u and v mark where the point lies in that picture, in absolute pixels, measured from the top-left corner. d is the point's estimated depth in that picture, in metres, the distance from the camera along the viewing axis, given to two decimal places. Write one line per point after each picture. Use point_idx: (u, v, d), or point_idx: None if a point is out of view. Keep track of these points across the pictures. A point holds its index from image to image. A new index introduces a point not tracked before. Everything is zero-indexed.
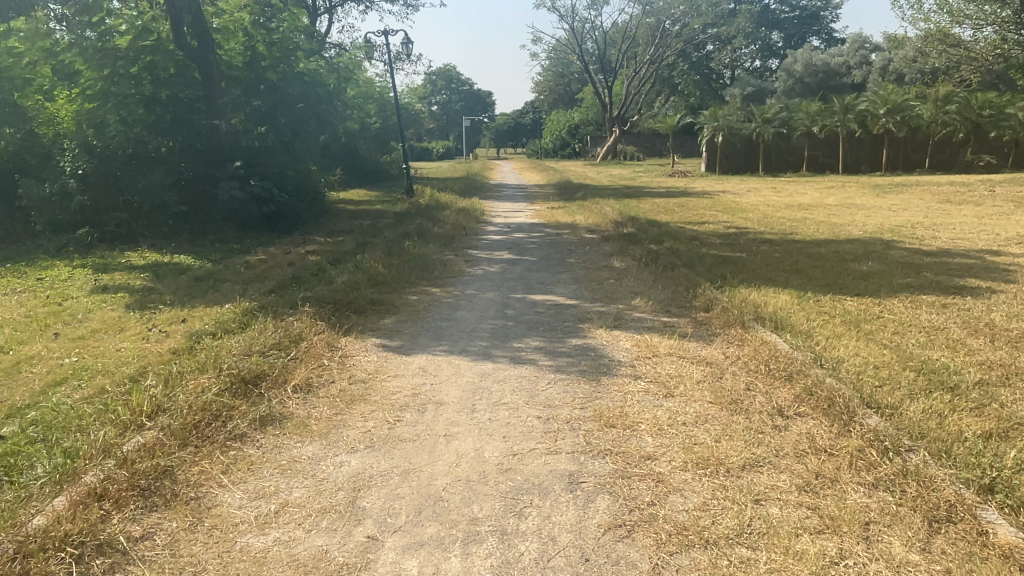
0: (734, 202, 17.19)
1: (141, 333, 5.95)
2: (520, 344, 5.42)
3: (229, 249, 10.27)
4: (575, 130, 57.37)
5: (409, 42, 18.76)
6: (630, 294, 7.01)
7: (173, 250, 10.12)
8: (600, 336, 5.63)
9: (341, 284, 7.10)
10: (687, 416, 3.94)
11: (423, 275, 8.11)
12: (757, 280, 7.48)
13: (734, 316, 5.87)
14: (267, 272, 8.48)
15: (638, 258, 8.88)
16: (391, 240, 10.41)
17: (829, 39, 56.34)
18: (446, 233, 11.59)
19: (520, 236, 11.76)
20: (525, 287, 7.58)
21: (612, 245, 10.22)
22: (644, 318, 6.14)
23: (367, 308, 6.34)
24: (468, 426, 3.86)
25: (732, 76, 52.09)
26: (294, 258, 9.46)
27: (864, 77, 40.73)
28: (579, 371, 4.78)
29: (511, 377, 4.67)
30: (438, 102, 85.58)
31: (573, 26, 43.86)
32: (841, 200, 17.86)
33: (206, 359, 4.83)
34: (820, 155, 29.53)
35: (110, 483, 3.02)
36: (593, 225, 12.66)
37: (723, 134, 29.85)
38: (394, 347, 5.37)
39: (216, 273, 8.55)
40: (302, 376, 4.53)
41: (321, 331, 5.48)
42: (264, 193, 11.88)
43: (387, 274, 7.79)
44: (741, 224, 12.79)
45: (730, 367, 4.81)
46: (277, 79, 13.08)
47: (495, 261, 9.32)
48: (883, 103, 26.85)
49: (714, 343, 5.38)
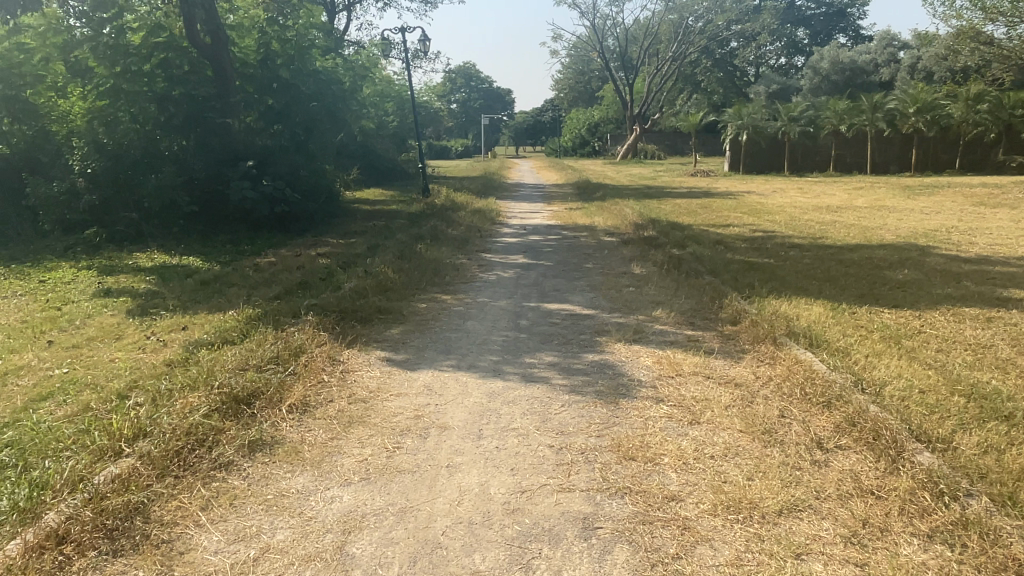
0: (759, 203, 16.73)
1: (137, 342, 5.69)
2: (533, 359, 5.07)
3: (238, 250, 10.03)
4: (594, 129, 56.85)
5: (427, 39, 18.46)
6: (651, 304, 6.64)
7: (181, 251, 9.90)
8: (618, 352, 5.27)
9: (348, 291, 6.80)
10: (715, 449, 3.58)
11: (434, 280, 7.79)
12: (786, 289, 7.08)
13: (764, 331, 5.48)
14: (274, 276, 8.23)
15: (659, 264, 8.50)
16: (404, 243, 10.11)
17: (856, 37, 55.09)
18: (460, 236, 11.26)
19: (537, 238, 11.41)
20: (539, 295, 7.23)
21: (632, 249, 9.84)
22: (666, 332, 5.76)
23: (373, 318, 6.03)
24: (473, 457, 3.52)
25: (756, 74, 51.22)
26: (303, 261, 9.20)
27: (892, 76, 39.79)
28: (595, 392, 4.43)
29: (522, 398, 4.33)
30: (458, 100, 85.43)
31: (594, 22, 43.36)
32: (871, 201, 17.27)
33: (199, 373, 4.54)
34: (847, 155, 28.88)
35: (73, 524, 2.75)
36: (612, 227, 12.27)
37: (748, 133, 29.43)
38: (399, 361, 5.05)
39: (223, 276, 8.31)
40: (298, 395, 4.22)
41: (323, 344, 5.17)
42: (276, 193, 11.64)
43: (396, 280, 7.48)
44: (767, 227, 12.34)
45: (763, 390, 4.43)
46: (290, 76, 12.80)
47: (510, 266, 8.98)
48: (912, 102, 26.10)
49: (743, 361, 5.00)
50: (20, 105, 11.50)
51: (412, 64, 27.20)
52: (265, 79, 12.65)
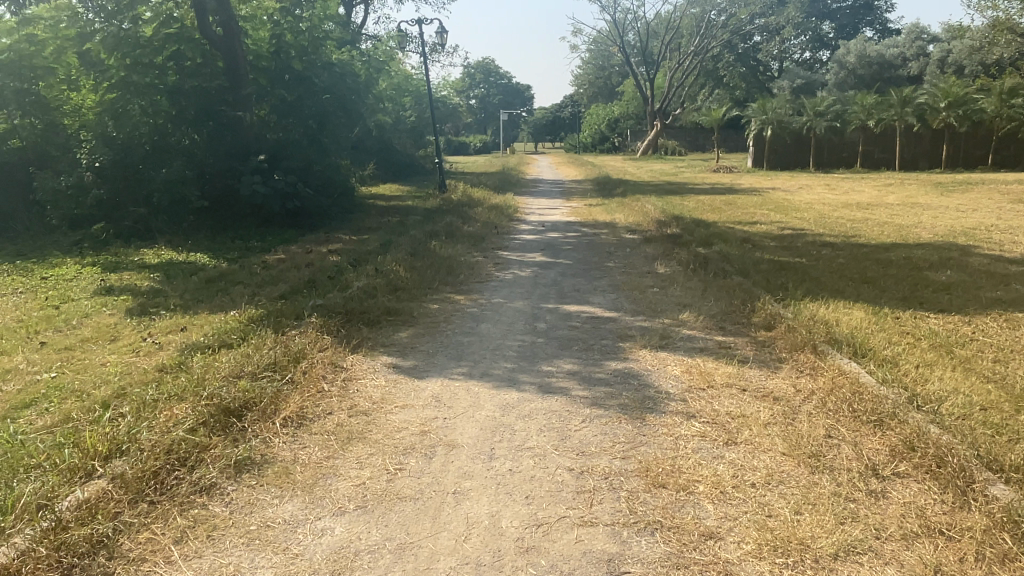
0: (786, 200, 16.18)
1: (133, 344, 5.38)
2: (550, 367, 4.69)
3: (247, 246, 9.75)
4: (614, 125, 56.20)
5: (444, 31, 18.09)
6: (677, 307, 6.23)
7: (189, 247, 9.64)
8: (644, 359, 4.87)
9: (356, 291, 6.46)
10: (756, 476, 3.18)
11: (447, 279, 7.43)
12: (822, 292, 6.63)
13: (802, 339, 5.05)
14: (282, 274, 7.91)
15: (684, 263, 8.08)
16: (417, 240, 9.76)
17: (883, 30, 53.80)
18: (476, 232, 10.90)
19: (555, 236, 11.00)
20: (558, 296, 6.84)
21: (655, 247, 9.40)
22: (694, 338, 5.35)
23: (380, 320, 5.67)
24: (482, 482, 3.14)
25: (780, 68, 50.26)
26: (313, 258, 8.88)
27: (921, 69, 38.74)
28: (619, 405, 4.03)
29: (539, 411, 3.95)
30: (477, 96, 85.12)
31: (615, 17, 42.74)
32: (903, 198, 16.63)
33: (190, 379, 4.21)
34: (876, 151, 28.13)
35: (26, 561, 2.43)
36: (634, 225, 11.83)
37: (772, 128, 28.99)
38: (407, 368, 4.68)
39: (229, 274, 8.01)
40: (295, 406, 3.87)
41: (325, 349, 4.82)
42: (288, 188, 11.35)
43: (408, 279, 7.12)
44: (796, 224, 11.83)
45: (805, 406, 4.01)
46: (303, 69, 12.47)
47: (528, 264, 8.59)
48: (943, 97, 25.29)
49: (780, 372, 4.58)
50: (31, 98, 11.31)
51: (430, 58, 26.84)
52: (277, 71, 12.33)
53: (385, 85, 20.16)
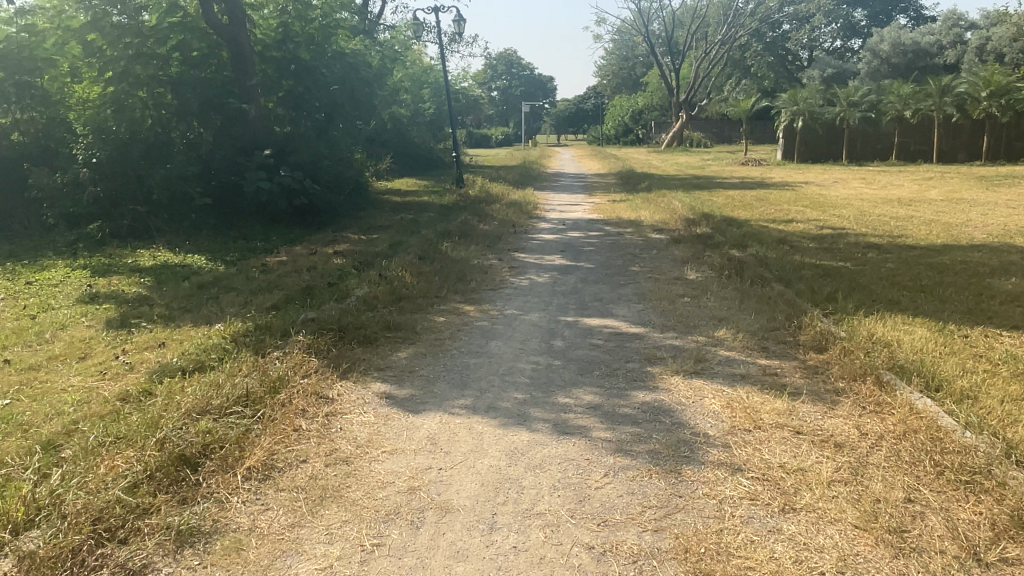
0: (821, 195, 15.35)
1: (102, 365, 4.83)
2: (568, 400, 4.03)
3: (249, 247, 9.20)
4: (638, 116, 55.20)
5: (462, 20, 17.44)
6: (712, 321, 5.54)
7: (187, 248, 9.11)
8: (676, 390, 4.19)
9: (355, 302, 5.86)
10: (824, 563, 2.52)
11: (457, 286, 6.81)
12: (875, 304, 5.90)
13: (861, 364, 4.34)
14: (280, 279, 7.34)
15: (717, 269, 7.39)
16: (429, 241, 9.15)
17: (917, 17, 52.08)
18: (492, 232, 10.27)
19: (576, 235, 10.35)
20: (578, 307, 6.18)
21: (684, 249, 8.70)
22: (734, 362, 4.65)
23: (379, 337, 5.05)
24: (479, 565, 2.50)
25: (810, 57, 48.85)
26: (316, 261, 8.30)
27: (957, 58, 37.32)
28: (648, 453, 3.36)
29: (552, 460, 3.29)
30: (499, 88, 84.37)
31: (640, 7, 41.72)
32: (946, 193, 15.68)
33: (146, 413, 3.63)
34: (912, 142, 27.08)
35: None
36: (660, 223, 11.12)
37: (803, 120, 27.67)
38: (402, 399, 4.06)
39: (224, 278, 7.47)
40: (263, 454, 3.28)
41: (309, 375, 4.22)
42: (294, 184, 10.78)
43: (413, 287, 6.51)
44: (836, 223, 11.02)
45: (874, 457, 3.32)
46: (311, 59, 11.86)
47: (546, 268, 7.92)
48: (984, 85, 24.04)
49: (840, 408, 3.87)
50: (30, 91, 10.86)
51: (448, 49, 26.19)
52: (284, 60, 11.73)
53: (401, 76, 19.56)
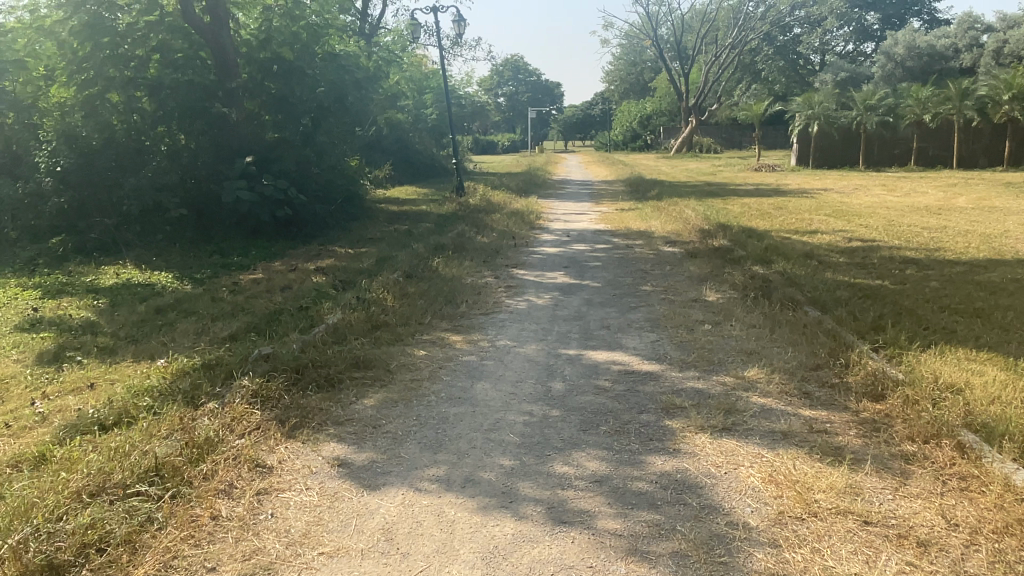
0: (843, 203, 14.49)
1: (10, 414, 4.04)
2: (567, 470, 3.18)
3: (222, 263, 8.42)
4: (646, 122, 54.52)
5: (462, 20, 16.69)
6: (741, 357, 4.69)
7: (155, 264, 8.34)
8: (704, 454, 3.34)
9: (323, 333, 5.05)
10: None
11: (445, 310, 6.00)
12: (929, 335, 5.06)
13: (933, 420, 3.49)
14: (247, 301, 6.55)
15: (740, 290, 6.56)
16: (419, 256, 8.34)
17: (930, 20, 50.93)
18: (490, 245, 9.48)
19: (581, 248, 9.56)
20: (582, 337, 5.36)
21: (700, 265, 7.89)
22: (773, 413, 3.81)
23: (343, 379, 4.23)
24: None
25: (822, 61, 47.97)
26: (293, 279, 7.52)
27: (974, 61, 36.31)
28: (672, 557, 2.52)
29: (542, 570, 2.46)
30: (505, 94, 83.87)
31: (648, 10, 40.91)
32: (974, 201, 14.81)
33: (23, 494, 2.83)
34: (930, 147, 26.19)
35: None
36: (672, 235, 10.32)
37: (819, 124, 26.80)
38: (359, 466, 3.23)
39: (186, 299, 6.68)
40: (158, 562, 2.47)
41: (247, 437, 3.41)
42: (277, 194, 10.01)
43: (394, 313, 5.69)
44: (863, 234, 10.18)
45: (975, 565, 2.48)
46: (294, 58, 10.88)
47: (547, 288, 7.11)
48: (1006, 89, 23.07)
49: (914, 484, 3.03)
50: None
51: (451, 52, 25.51)
52: (266, 61, 10.80)
53: (400, 80, 18.87)
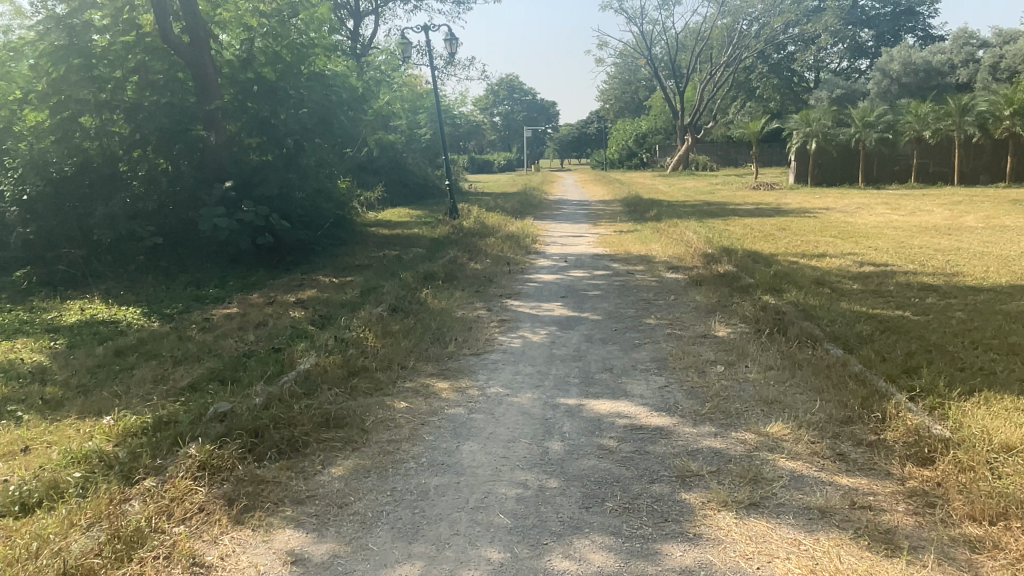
0: (848, 223, 14.04)
1: None
2: (568, 568, 2.62)
3: (196, 295, 7.89)
4: (642, 140, 54.45)
5: (454, 39, 16.34)
6: (761, 407, 4.16)
7: (124, 298, 7.81)
8: (730, 541, 2.80)
9: (291, 382, 4.51)
10: None
11: (430, 350, 5.47)
12: (969, 379, 4.54)
13: (996, 494, 2.99)
14: (216, 341, 6.01)
15: (751, 325, 6.06)
16: (406, 286, 7.82)
17: (925, 36, 50.87)
18: (483, 272, 8.98)
19: (579, 274, 9.08)
20: (582, 381, 4.83)
21: (706, 294, 7.40)
22: (805, 483, 3.27)
23: (309, 442, 3.71)
24: None
25: (817, 78, 47.97)
26: (270, 313, 6.99)
27: (971, 76, 36.22)
28: None
29: None
30: (500, 113, 84.08)
31: (642, 29, 40.85)
32: (982, 219, 14.38)
33: None
34: (931, 163, 25.91)
35: None
36: (674, 259, 9.83)
37: (816, 141, 26.23)
38: (318, 561, 2.69)
39: (151, 339, 6.15)
40: None
41: (186, 526, 2.88)
42: (258, 221, 9.51)
43: (374, 356, 5.16)
44: (874, 257, 9.71)
45: None
46: (276, 78, 10.50)
47: (543, 321, 6.60)
48: (1007, 104, 22.88)
49: None
50: None
51: (444, 70, 25.29)
52: (246, 81, 10.35)
53: (392, 100, 18.52)
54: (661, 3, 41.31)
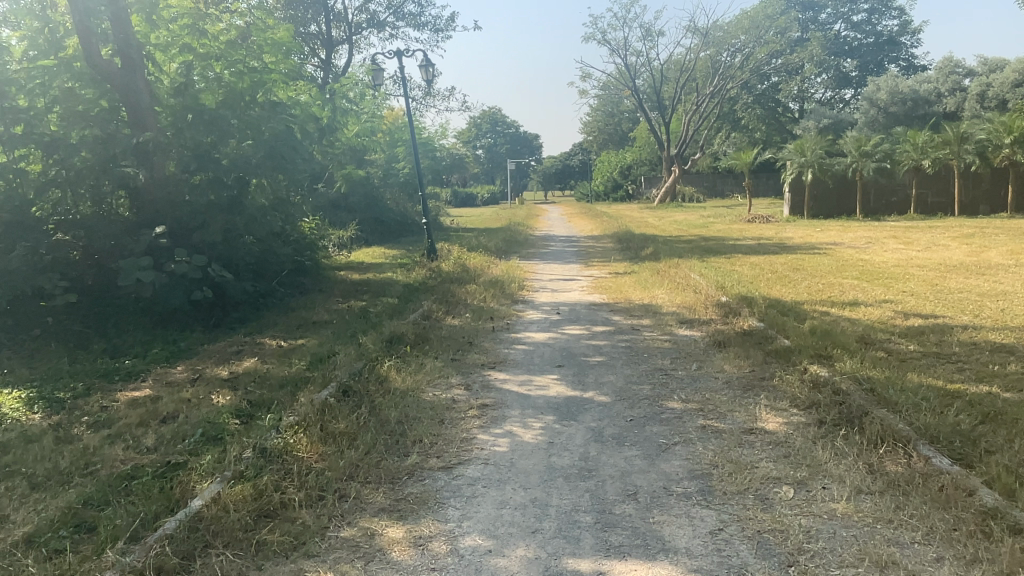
0: (865, 261, 12.75)
1: None
2: None
3: (105, 370, 6.35)
4: (627, 171, 53.76)
5: (430, 65, 15.03)
6: None
7: (10, 377, 6.24)
8: None
9: (162, 540, 3.01)
10: None
11: (382, 465, 3.97)
12: None
13: None
14: (99, 448, 4.48)
15: (808, 417, 4.63)
16: (364, 355, 6.35)
17: (908, 67, 50.39)
18: (462, 331, 7.55)
19: (577, 332, 7.66)
20: (598, 519, 3.37)
21: (736, 363, 5.99)
22: None
23: None
24: None
25: (802, 109, 47.59)
26: (187, 398, 5.47)
27: (958, 106, 35.51)
28: None
29: None
30: (483, 146, 83.58)
31: (626, 60, 40.25)
32: (1008, 255, 13.19)
33: None
34: (929, 195, 24.92)
35: None
36: (685, 310, 8.44)
37: (812, 172, 24.91)
38: None
39: (13, 446, 4.59)
40: None
41: None
42: (195, 272, 8.03)
43: (302, 479, 3.68)
44: (913, 306, 8.38)
45: None
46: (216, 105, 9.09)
47: (537, 406, 5.13)
48: (1007, 131, 22.40)
49: None
50: None
51: (421, 101, 24.12)
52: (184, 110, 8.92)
53: (365, 133, 17.22)
54: (644, 33, 40.74)
